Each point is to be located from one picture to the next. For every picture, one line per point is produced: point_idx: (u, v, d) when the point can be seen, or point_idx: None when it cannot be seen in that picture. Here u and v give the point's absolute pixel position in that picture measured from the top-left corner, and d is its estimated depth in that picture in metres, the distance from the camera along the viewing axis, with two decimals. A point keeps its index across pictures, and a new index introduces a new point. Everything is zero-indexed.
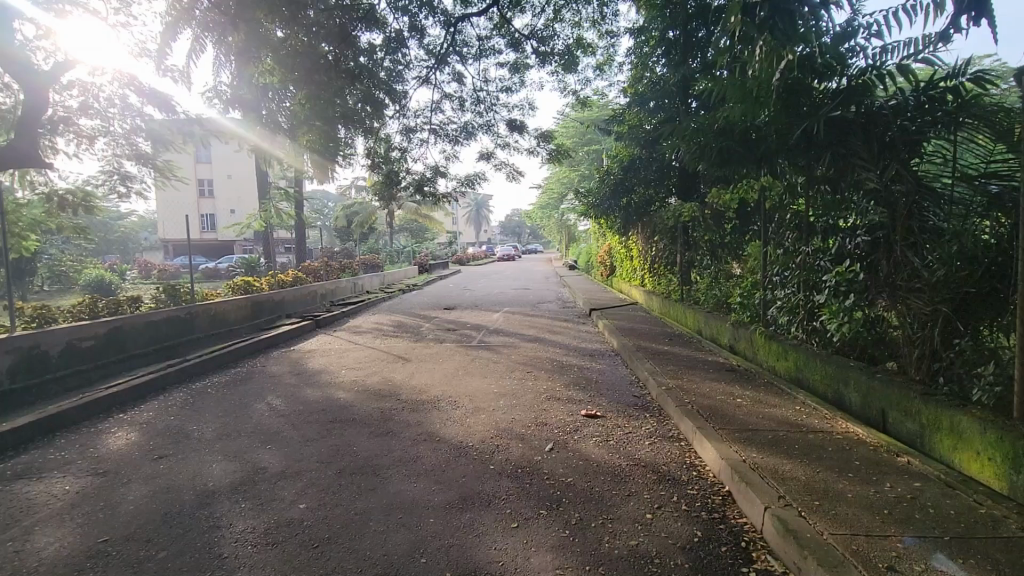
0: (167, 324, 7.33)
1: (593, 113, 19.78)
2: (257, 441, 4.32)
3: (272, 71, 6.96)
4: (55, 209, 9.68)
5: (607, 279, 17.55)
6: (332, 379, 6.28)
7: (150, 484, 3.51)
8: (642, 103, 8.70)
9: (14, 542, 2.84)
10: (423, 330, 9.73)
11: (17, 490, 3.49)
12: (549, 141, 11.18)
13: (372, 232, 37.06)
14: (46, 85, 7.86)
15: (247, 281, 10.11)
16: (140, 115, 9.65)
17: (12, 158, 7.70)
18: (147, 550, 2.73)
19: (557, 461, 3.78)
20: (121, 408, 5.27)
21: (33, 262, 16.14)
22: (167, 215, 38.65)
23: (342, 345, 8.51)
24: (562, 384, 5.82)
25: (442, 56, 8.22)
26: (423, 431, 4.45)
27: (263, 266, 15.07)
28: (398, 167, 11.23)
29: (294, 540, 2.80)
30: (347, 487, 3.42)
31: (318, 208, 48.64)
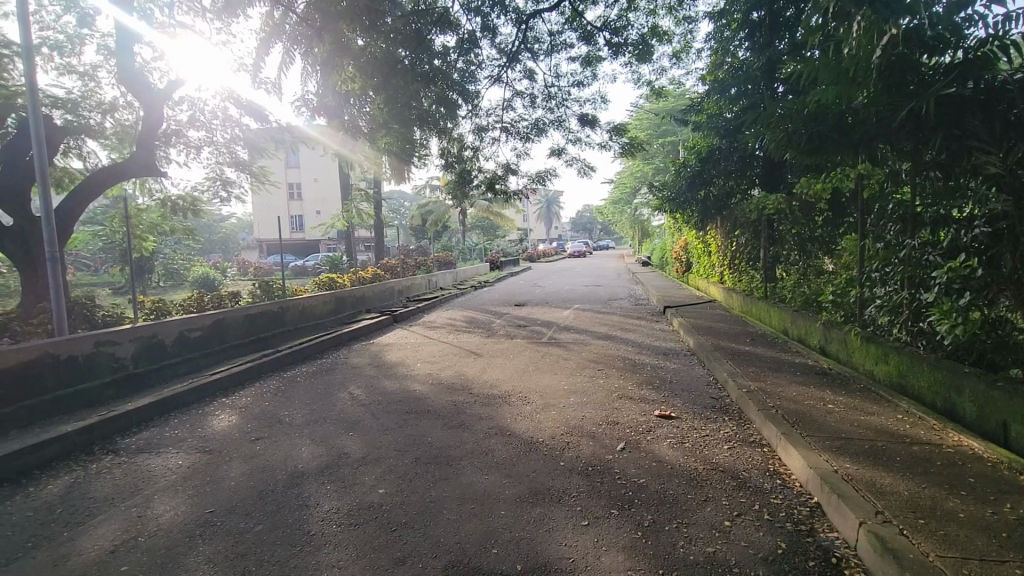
0: (261, 317, 7.96)
1: (668, 104, 19.20)
2: (340, 428, 4.59)
3: (353, 78, 7.29)
4: (169, 213, 10.85)
5: (683, 276, 16.89)
6: (408, 372, 6.54)
7: (249, 463, 3.83)
8: (721, 91, 8.20)
9: (139, 508, 3.22)
10: (495, 326, 9.87)
11: (141, 462, 3.95)
12: (621, 134, 10.88)
13: (445, 231, 38.13)
14: (163, 101, 8.78)
15: (332, 278, 11.06)
16: (238, 125, 10.54)
17: (134, 169, 8.69)
18: (246, 523, 2.98)
19: (629, 461, 3.71)
20: (223, 392, 5.80)
21: (150, 262, 18.15)
22: (261, 217, 41.91)
23: (417, 339, 8.82)
24: (634, 383, 5.69)
25: (513, 54, 8.26)
26: (494, 425, 4.53)
27: (345, 264, 15.95)
28: (470, 166, 11.45)
29: (373, 522, 2.95)
30: (423, 475, 3.56)
31: (395, 209, 50.85)
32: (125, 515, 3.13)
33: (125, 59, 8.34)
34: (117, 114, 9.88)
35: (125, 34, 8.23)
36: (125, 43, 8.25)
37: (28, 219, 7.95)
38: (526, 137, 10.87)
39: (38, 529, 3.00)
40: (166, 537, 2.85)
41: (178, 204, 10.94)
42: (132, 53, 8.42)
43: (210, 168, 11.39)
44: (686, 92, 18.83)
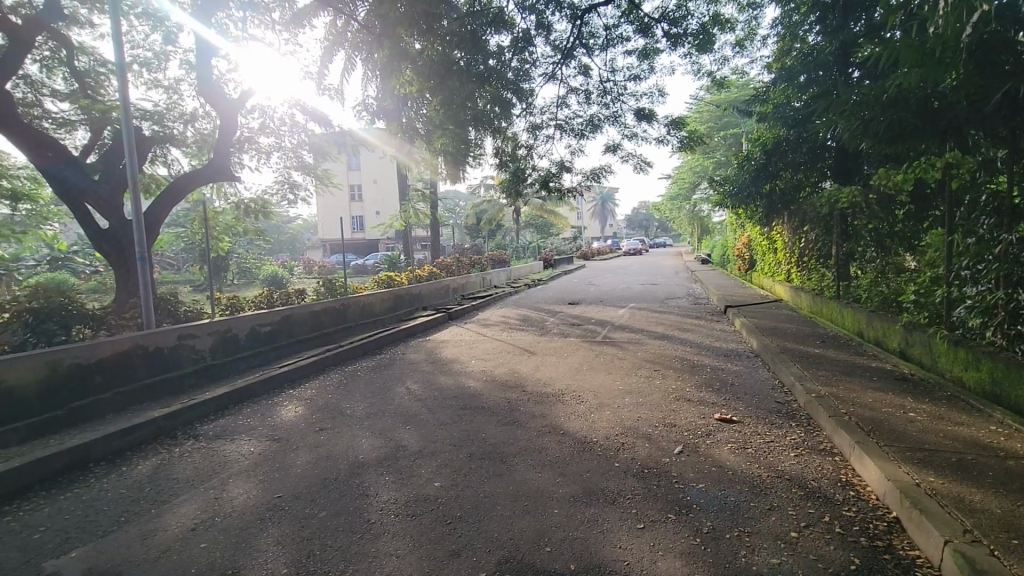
0: (325, 314, 8.34)
1: (730, 94, 18.44)
2: (398, 421, 4.74)
3: (411, 81, 7.45)
4: (242, 215, 11.61)
5: (745, 274, 16.18)
6: (463, 368, 6.65)
7: (314, 453, 4.02)
8: (789, 78, 7.81)
9: (216, 490, 3.46)
10: (548, 324, 9.86)
11: (218, 447, 4.24)
12: (680, 128, 10.56)
13: (499, 229, 38.45)
14: (236, 110, 9.38)
15: (390, 276, 11.60)
16: (305, 131, 11.08)
17: (210, 173, 9.32)
18: (311, 508, 3.14)
19: (687, 464, 3.60)
20: (291, 384, 6.12)
21: (226, 261, 19.48)
22: (325, 218, 43.93)
23: (471, 336, 8.95)
24: (692, 385, 5.51)
25: (568, 51, 8.21)
26: (548, 423, 4.52)
27: (402, 262, 16.43)
28: (524, 164, 11.48)
29: (430, 514, 3.02)
30: (477, 470, 3.61)
31: (450, 208, 51.85)
32: (204, 496, 3.37)
33: (204, 72, 8.97)
34: (197, 124, 10.63)
35: (205, 49, 8.86)
36: (204, 56, 8.88)
37: (120, 220, 8.71)
38: (581, 134, 10.78)
39: (131, 505, 3.29)
40: (240, 518, 3.05)
41: (249, 207, 11.66)
42: (210, 65, 9.04)
43: (279, 172, 12.05)
44: (750, 81, 17.99)
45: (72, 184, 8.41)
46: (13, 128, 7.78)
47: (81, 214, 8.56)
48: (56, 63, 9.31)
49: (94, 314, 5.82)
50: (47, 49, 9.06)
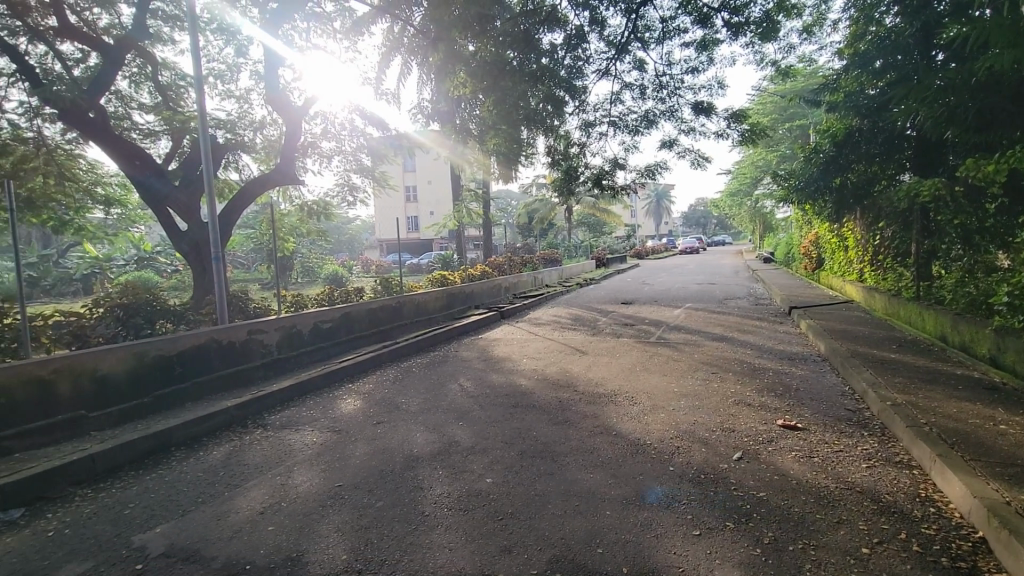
0: (382, 311, 8.61)
1: (798, 84, 17.46)
2: (452, 417, 4.82)
3: (464, 83, 7.45)
4: (306, 216, 12.22)
5: (812, 274, 15.29)
6: (515, 367, 6.68)
7: (371, 445, 4.17)
8: (864, 64, 7.29)
9: (282, 476, 3.66)
10: (601, 324, 9.73)
11: (284, 436, 4.48)
12: (741, 121, 10.13)
13: (551, 228, 38.33)
14: (300, 117, 9.84)
15: (444, 275, 11.76)
16: (363, 135, 11.53)
17: (277, 178, 9.87)
18: (369, 498, 3.26)
19: (747, 472, 3.45)
20: (350, 378, 6.37)
21: (290, 260, 20.54)
22: (382, 219, 45.41)
23: (523, 335, 8.98)
24: (753, 389, 5.29)
25: (622, 46, 8.06)
26: (599, 423, 4.46)
27: (456, 261, 16.70)
28: (577, 162, 11.39)
29: (482, 509, 3.06)
30: (528, 468, 3.62)
31: (503, 207, 52.21)
32: (271, 482, 3.57)
33: (271, 81, 9.47)
34: (265, 131, 11.25)
35: (273, 60, 9.37)
36: (272, 66, 9.38)
37: (197, 223, 9.36)
38: (636, 130, 10.56)
39: (207, 487, 3.53)
40: (304, 504, 3.21)
41: (312, 208, 12.24)
42: (277, 75, 9.53)
43: (339, 175, 12.55)
44: (819, 68, 16.98)
45: (156, 191, 9.09)
46: (106, 140, 8.51)
47: (163, 218, 9.26)
48: (143, 79, 10.11)
49: (175, 310, 6.29)
50: (134, 66, 9.88)
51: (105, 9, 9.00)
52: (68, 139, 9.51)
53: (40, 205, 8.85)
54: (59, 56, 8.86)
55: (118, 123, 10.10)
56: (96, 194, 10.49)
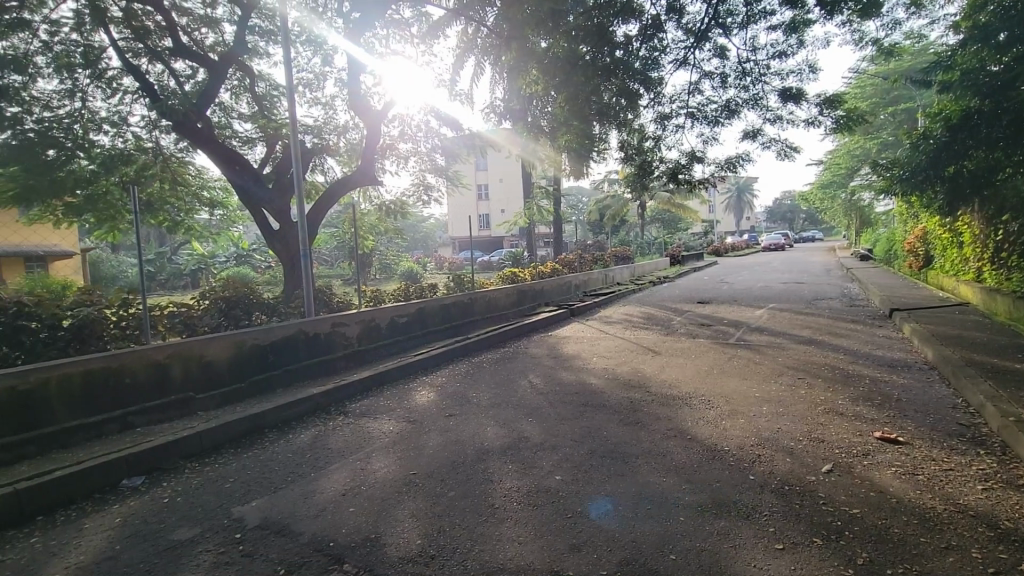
0: (455, 307, 8.84)
1: (902, 63, 15.92)
2: (521, 413, 4.86)
3: (537, 79, 7.60)
4: (384, 215, 12.83)
5: (918, 273, 13.84)
6: (585, 365, 6.61)
7: (444, 436, 4.30)
8: (985, 37, 6.55)
9: (361, 462, 3.86)
10: (675, 324, 9.40)
11: (363, 424, 4.72)
12: (835, 107, 9.38)
13: (623, 225, 37.50)
14: (379, 119, 10.29)
15: (514, 272, 11.86)
16: (437, 136, 11.91)
17: (358, 178, 10.41)
18: (442, 487, 3.36)
19: (838, 486, 3.19)
20: (423, 371, 6.60)
21: (370, 257, 21.62)
22: (455, 217, 46.63)
23: (593, 333, 8.87)
24: (845, 398, 4.88)
25: (701, 34, 7.73)
26: (673, 427, 4.31)
27: (526, 258, 16.81)
28: (651, 156, 11.05)
29: (551, 506, 3.06)
30: (599, 468, 3.57)
31: (574, 205, 51.87)
32: (352, 466, 3.78)
33: (354, 87, 9.99)
34: (348, 135, 11.87)
35: (356, 67, 9.86)
36: (355, 73, 9.90)
37: (288, 223, 10.06)
38: (716, 121, 10.10)
39: (295, 468, 3.80)
40: (381, 489, 3.37)
41: (390, 207, 12.81)
42: (359, 81, 10.05)
43: (415, 175, 13.00)
44: (928, 45, 15.35)
45: (253, 194, 9.88)
46: (211, 147, 9.36)
47: (258, 218, 10.04)
48: (243, 91, 11.02)
49: (269, 303, 6.82)
50: (236, 79, 10.81)
51: (211, 29, 9.90)
52: (180, 148, 10.58)
53: (157, 207, 9.95)
54: (174, 74, 9.86)
55: (221, 132, 11.07)
56: (203, 197, 11.59)
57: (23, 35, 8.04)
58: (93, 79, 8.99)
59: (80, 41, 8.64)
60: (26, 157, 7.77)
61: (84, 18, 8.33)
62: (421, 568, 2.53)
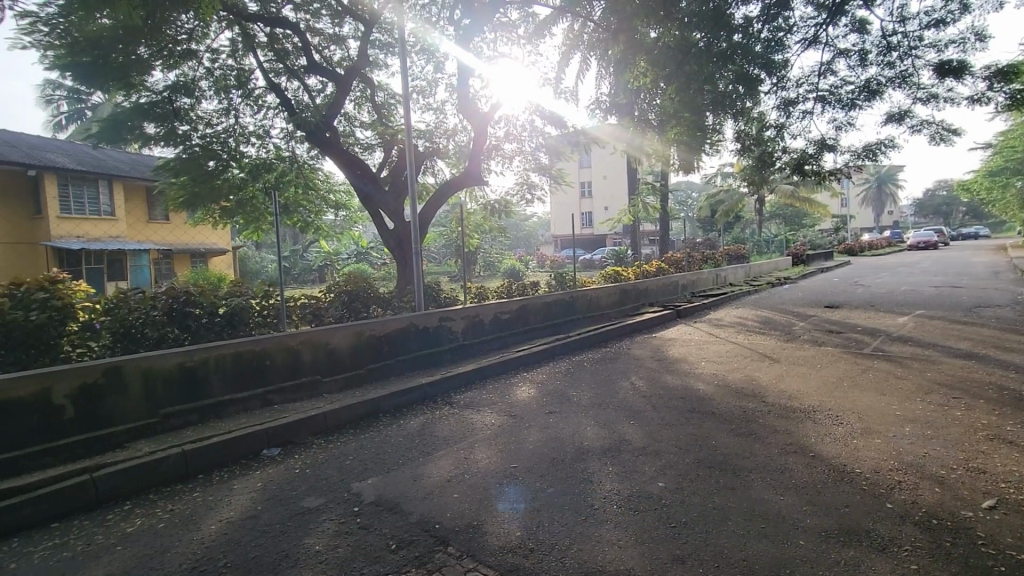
0: (556, 305, 8.84)
1: None
2: (623, 415, 4.74)
3: (645, 72, 7.38)
4: (490, 214, 13.31)
5: None
6: (692, 370, 6.27)
7: (544, 433, 4.32)
8: None
9: (465, 451, 4.01)
10: (797, 329, 8.57)
11: (467, 415, 4.91)
12: (1010, 80, 7.95)
13: (738, 221, 35.01)
14: (486, 121, 10.60)
15: (617, 271, 11.66)
16: (542, 135, 11.98)
17: (465, 179, 10.82)
18: (541, 482, 3.38)
19: (1003, 526, 2.70)
20: (525, 367, 6.69)
21: (475, 255, 22.42)
22: (557, 215, 46.75)
23: (702, 336, 8.39)
24: (1016, 423, 4.13)
25: (835, 8, 6.96)
26: (792, 441, 3.94)
27: (630, 256, 16.40)
28: (772, 147, 10.19)
29: (653, 513, 2.94)
30: (706, 478, 3.37)
31: (682, 201, 49.50)
32: (456, 454, 3.95)
33: (463, 91, 10.36)
34: (456, 138, 12.34)
35: (465, 71, 10.22)
36: (464, 77, 10.27)
37: (401, 223, 10.73)
38: (851, 104, 9.06)
39: (405, 452, 4.05)
40: (483, 479, 3.48)
41: (495, 206, 13.24)
42: (468, 85, 10.41)
43: (519, 174, 13.19)
44: None
45: (372, 196, 10.68)
46: (337, 154, 10.26)
47: (376, 219, 10.83)
48: (364, 101, 11.95)
49: (384, 297, 7.34)
50: (359, 91, 11.74)
51: (339, 46, 10.85)
52: (312, 156, 11.75)
53: (292, 209, 11.20)
54: (308, 89, 10.95)
55: (345, 140, 12.10)
56: (330, 200, 12.78)
57: (192, 64, 9.43)
58: (243, 99, 10.30)
59: (234, 66, 9.94)
60: (193, 168, 9.11)
61: (238, 45, 9.56)
62: (520, 559, 2.57)
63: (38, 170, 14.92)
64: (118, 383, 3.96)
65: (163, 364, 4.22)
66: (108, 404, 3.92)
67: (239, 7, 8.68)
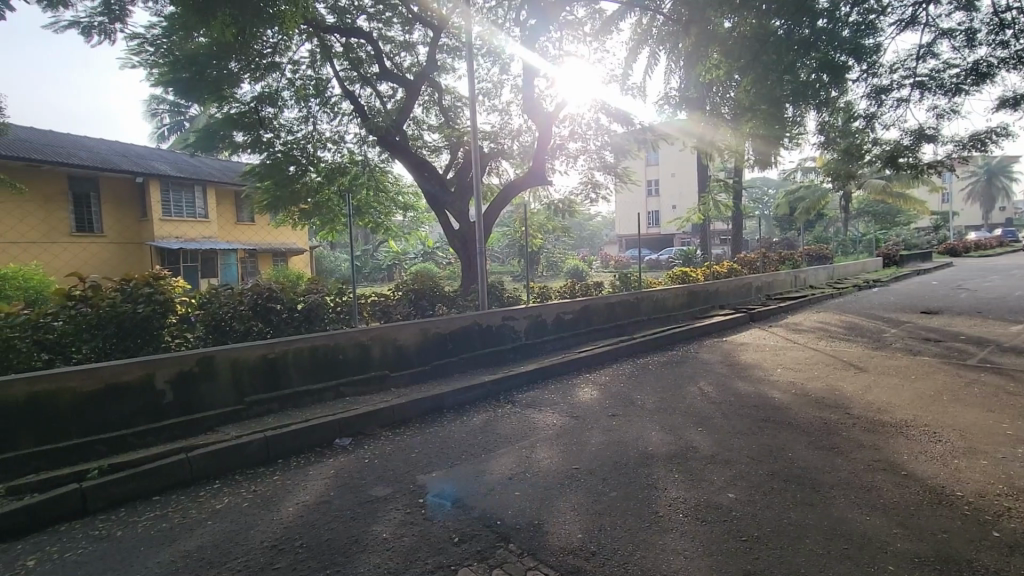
0: (621, 306, 8.65)
1: None
2: (690, 421, 4.55)
3: (719, 64, 7.08)
4: (553, 214, 13.24)
5: None
6: (766, 376, 5.93)
7: (606, 436, 4.24)
8: None
9: (526, 450, 4.01)
10: (887, 337, 7.89)
11: (528, 415, 4.91)
12: None
13: (819, 219, 32.75)
14: (551, 121, 10.57)
15: (685, 273, 11.28)
16: (608, 133, 11.79)
17: (530, 179, 10.84)
18: (604, 486, 3.32)
19: None
20: (587, 369, 6.60)
21: (539, 255, 22.46)
22: (623, 215, 45.83)
23: (779, 342, 7.90)
24: None
25: None
26: (881, 458, 3.62)
27: (699, 257, 15.77)
28: (860, 139, 9.44)
29: (723, 525, 2.80)
30: (782, 492, 3.17)
31: (757, 199, 46.97)
32: (517, 453, 3.95)
33: (528, 91, 10.38)
34: (521, 138, 12.39)
35: (530, 72, 10.24)
36: (529, 78, 10.30)
37: (466, 223, 10.92)
38: (955, 90, 8.23)
39: (467, 448, 4.11)
40: (544, 479, 3.46)
41: (559, 206, 13.15)
42: (533, 85, 10.42)
43: (584, 173, 13.03)
44: None
45: (438, 197, 10.94)
46: (406, 156, 10.60)
47: (442, 219, 11.08)
48: (432, 105, 12.29)
49: (449, 296, 7.50)
50: (427, 95, 12.08)
51: (409, 52, 11.21)
52: (383, 159, 12.22)
53: (364, 211, 11.70)
54: (380, 95, 11.40)
55: (414, 143, 12.48)
56: (399, 202, 13.23)
57: (276, 76, 10.07)
58: (321, 106, 10.89)
59: (313, 76, 10.53)
60: (276, 174, 9.75)
61: (316, 56, 10.12)
62: (580, 561, 2.53)
63: (144, 177, 16.63)
64: (209, 371, 4.30)
65: (248, 355, 4.54)
66: (201, 390, 4.27)
67: (319, 20, 9.19)
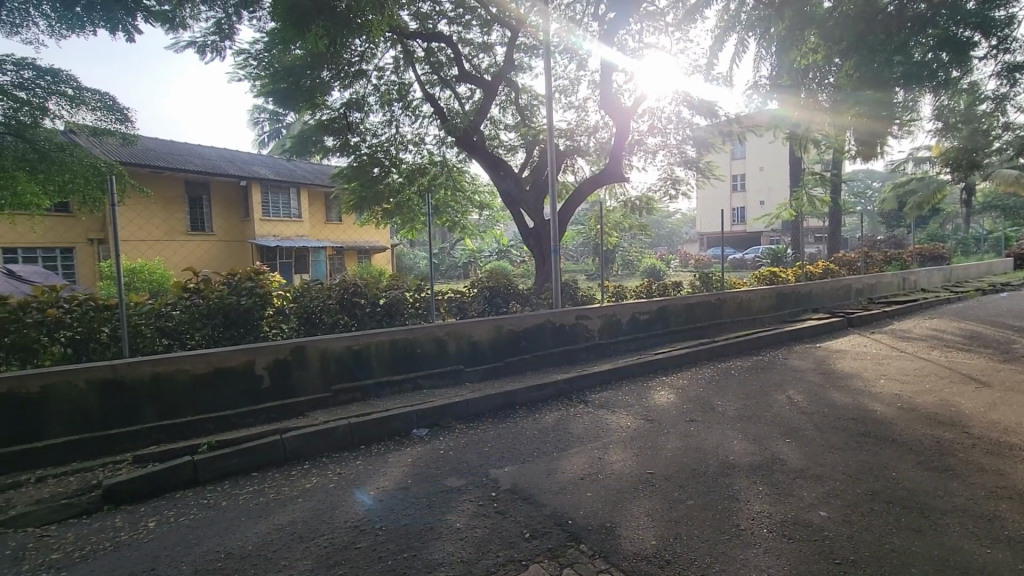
0: (701, 307, 8.26)
1: None
2: (777, 431, 4.25)
3: (816, 48, 6.58)
4: (630, 211, 12.90)
5: None
6: (867, 388, 5.41)
7: (683, 441, 4.06)
8: None
9: (598, 451, 3.94)
10: (1018, 348, 6.91)
11: (601, 416, 4.82)
12: None
13: (935, 215, 29.36)
14: (629, 116, 10.29)
15: (773, 273, 10.57)
16: (690, 126, 11.32)
17: (606, 177, 10.66)
18: (680, 493, 3.18)
19: None
20: (664, 371, 6.37)
21: (615, 253, 22.03)
22: (705, 212, 43.84)
23: (882, 350, 7.17)
24: None
25: None
26: (1007, 484, 3.19)
27: (789, 257, 14.69)
28: (985, 123, 8.40)
29: (813, 546, 2.59)
30: (883, 514, 2.88)
31: (859, 193, 42.98)
32: (589, 454, 3.89)
33: (607, 87, 10.16)
34: (598, 135, 12.18)
35: (608, 68, 10.03)
36: (608, 73, 10.09)
37: (540, 221, 10.92)
38: None
39: (539, 445, 4.10)
40: (618, 481, 3.38)
41: (637, 204, 12.80)
42: (611, 81, 10.19)
43: (663, 169, 12.57)
44: None
45: (513, 196, 11.04)
46: (482, 156, 10.78)
47: (518, 218, 11.16)
48: (509, 104, 12.41)
49: (523, 293, 7.53)
50: (504, 95, 12.22)
51: (487, 53, 11.39)
52: (460, 159, 12.51)
53: (442, 210, 12.07)
54: (458, 96, 11.67)
55: (491, 143, 12.69)
56: (475, 200, 13.48)
57: (362, 83, 10.60)
58: (403, 110, 11.34)
59: (396, 81, 10.98)
60: (362, 175, 10.32)
61: (399, 62, 10.55)
62: (654, 568, 2.45)
63: (248, 180, 18.22)
64: (300, 360, 4.62)
65: (335, 346, 4.82)
66: (293, 377, 4.60)
67: (402, 27, 9.57)
